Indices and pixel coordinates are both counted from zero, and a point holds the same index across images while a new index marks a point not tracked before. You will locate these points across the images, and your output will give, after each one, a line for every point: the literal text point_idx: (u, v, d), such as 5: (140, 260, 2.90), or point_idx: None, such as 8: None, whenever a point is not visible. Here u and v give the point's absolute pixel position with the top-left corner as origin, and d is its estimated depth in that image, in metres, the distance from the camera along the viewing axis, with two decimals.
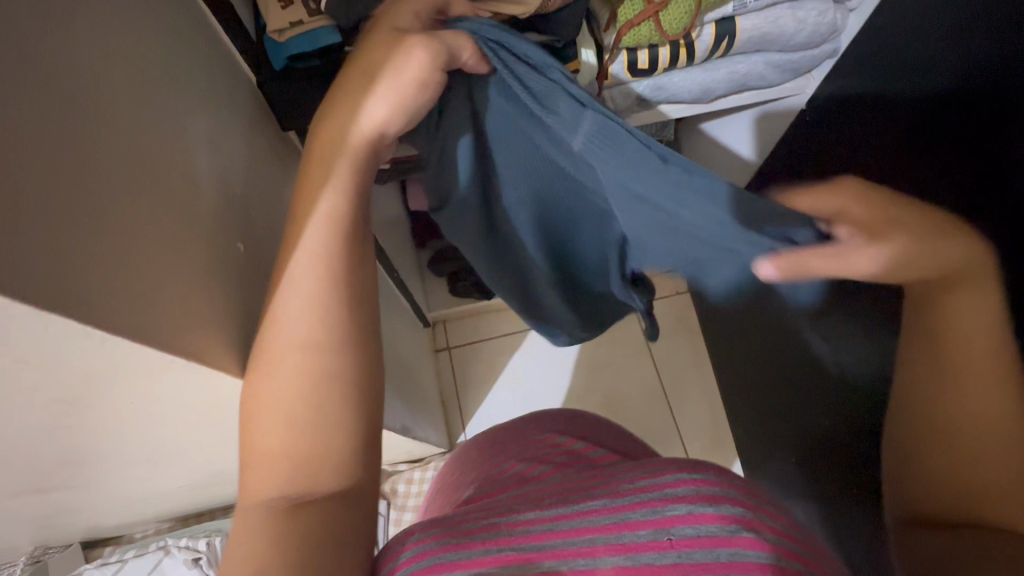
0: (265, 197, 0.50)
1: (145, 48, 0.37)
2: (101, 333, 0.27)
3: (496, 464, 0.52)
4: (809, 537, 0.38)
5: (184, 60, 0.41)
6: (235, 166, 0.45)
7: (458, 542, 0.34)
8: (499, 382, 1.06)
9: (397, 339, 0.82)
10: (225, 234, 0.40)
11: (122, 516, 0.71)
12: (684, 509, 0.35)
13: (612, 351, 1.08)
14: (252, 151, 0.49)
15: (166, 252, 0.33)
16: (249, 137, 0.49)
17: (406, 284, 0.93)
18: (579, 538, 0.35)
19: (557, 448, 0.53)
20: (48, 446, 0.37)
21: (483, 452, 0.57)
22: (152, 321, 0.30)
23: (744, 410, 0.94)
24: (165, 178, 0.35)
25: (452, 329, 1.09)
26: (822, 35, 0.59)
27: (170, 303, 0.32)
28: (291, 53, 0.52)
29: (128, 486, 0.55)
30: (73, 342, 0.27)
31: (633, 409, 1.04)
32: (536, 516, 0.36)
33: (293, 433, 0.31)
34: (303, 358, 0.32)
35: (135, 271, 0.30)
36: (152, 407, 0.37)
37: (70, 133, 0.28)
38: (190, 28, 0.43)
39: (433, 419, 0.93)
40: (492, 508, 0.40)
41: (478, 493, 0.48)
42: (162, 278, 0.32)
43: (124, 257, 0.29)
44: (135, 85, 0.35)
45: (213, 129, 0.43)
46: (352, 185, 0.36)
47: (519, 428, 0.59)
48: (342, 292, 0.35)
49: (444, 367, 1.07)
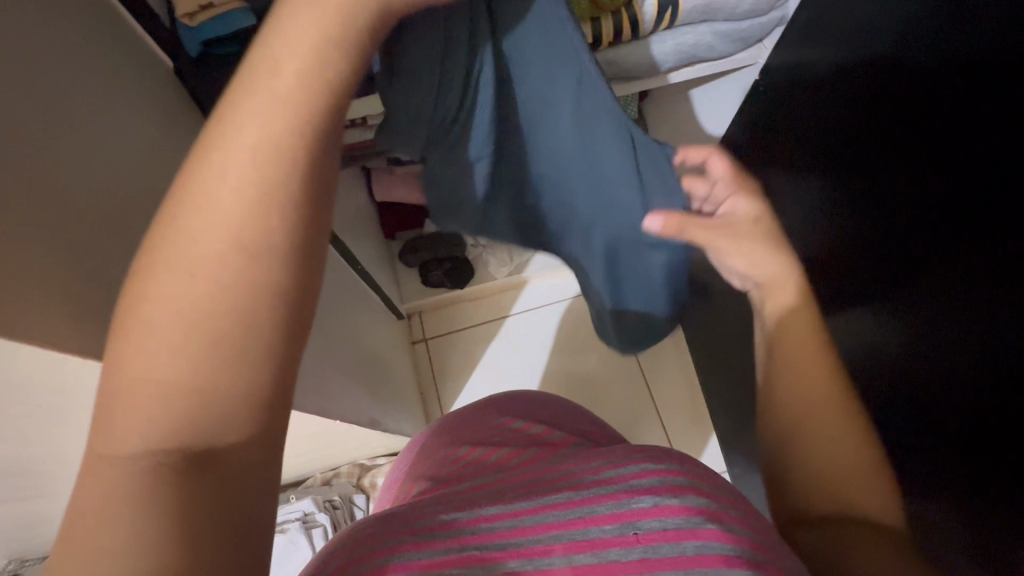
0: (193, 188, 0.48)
1: (42, 40, 0.36)
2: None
3: (453, 451, 0.52)
4: (758, 522, 0.37)
5: (78, 41, 0.39)
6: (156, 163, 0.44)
7: (417, 540, 0.33)
8: (477, 371, 1.05)
9: (365, 333, 0.81)
10: (136, 224, 0.39)
11: None
12: (650, 503, 0.35)
13: (589, 332, 1.08)
14: (175, 146, 0.48)
15: (68, 250, 0.32)
16: (170, 133, 0.48)
17: (376, 277, 0.92)
18: (543, 535, 0.34)
19: (518, 434, 0.52)
20: None
21: (439, 441, 0.56)
22: (42, 310, 0.29)
23: (720, 386, 0.95)
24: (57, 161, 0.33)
25: (429, 321, 1.08)
26: (767, 4, 0.63)
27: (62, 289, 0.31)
28: (205, 37, 0.54)
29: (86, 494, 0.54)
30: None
31: (612, 390, 1.04)
32: (500, 510, 0.36)
33: (192, 369, 0.22)
34: None
35: (15, 258, 0.28)
36: (73, 412, 0.36)
37: None
38: (86, 9, 0.42)
39: (409, 411, 0.92)
40: (454, 503, 0.38)
41: (436, 487, 0.46)
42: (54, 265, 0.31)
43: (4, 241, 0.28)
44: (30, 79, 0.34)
45: (116, 118, 0.41)
46: None
47: (477, 412, 0.59)
48: None
49: (422, 359, 1.06)
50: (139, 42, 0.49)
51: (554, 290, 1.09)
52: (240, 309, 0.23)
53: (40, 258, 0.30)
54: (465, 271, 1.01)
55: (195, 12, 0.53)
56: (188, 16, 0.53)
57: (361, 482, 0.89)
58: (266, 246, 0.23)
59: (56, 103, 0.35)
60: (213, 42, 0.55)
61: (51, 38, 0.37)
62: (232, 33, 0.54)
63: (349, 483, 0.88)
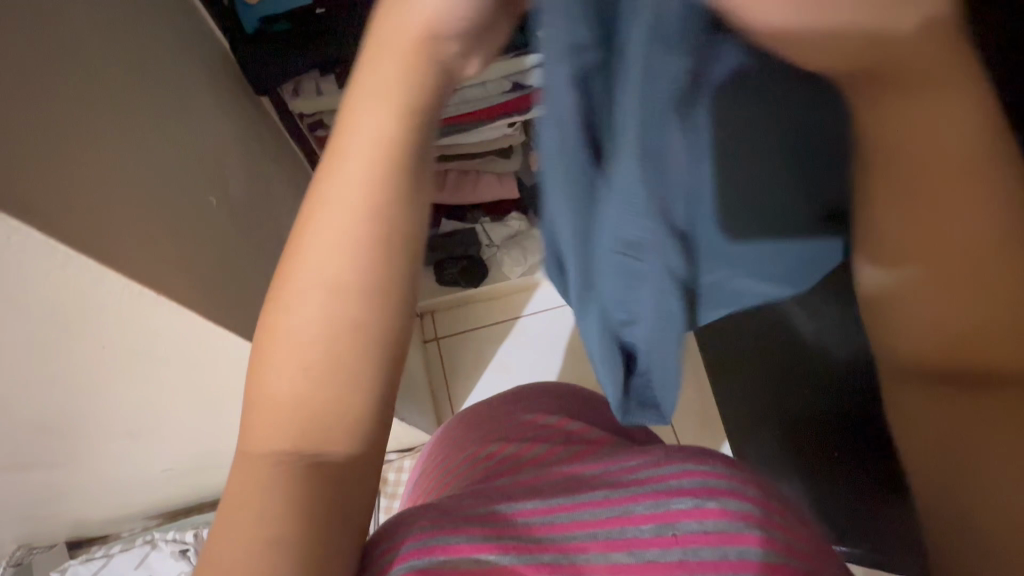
0: (221, 153, 0.48)
1: (119, 19, 0.39)
2: (64, 249, 0.29)
3: (484, 446, 0.52)
4: (805, 531, 0.36)
5: (145, 22, 0.42)
6: (206, 137, 0.46)
7: (458, 525, 0.32)
8: (490, 371, 1.06)
9: None
10: (173, 177, 0.39)
11: (106, 507, 0.71)
12: (690, 504, 0.34)
13: None
14: (226, 123, 0.50)
15: (125, 200, 0.34)
16: (222, 111, 0.50)
17: None
18: (579, 532, 0.34)
19: (553, 429, 0.52)
20: (28, 399, 0.38)
21: (468, 434, 0.57)
22: (75, 233, 0.30)
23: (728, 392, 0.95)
24: (90, 103, 0.34)
25: (441, 320, 1.09)
26: None
27: (105, 224, 0.32)
28: (264, 14, 0.53)
29: (109, 466, 0.55)
30: (22, 248, 0.28)
31: None
32: (536, 506, 0.35)
33: (292, 387, 0.27)
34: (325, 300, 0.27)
35: (39, 181, 0.28)
36: (125, 354, 0.39)
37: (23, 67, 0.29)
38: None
39: (421, 406, 0.92)
40: (484, 496, 0.39)
41: (473, 483, 0.46)
42: (84, 198, 0.31)
43: (33, 169, 0.28)
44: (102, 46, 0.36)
45: (171, 88, 0.43)
46: (394, 126, 0.27)
47: (507, 406, 0.59)
48: (384, 211, 0.27)
49: (434, 358, 1.06)
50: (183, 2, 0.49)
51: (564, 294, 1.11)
52: (341, 346, 0.27)
53: (93, 195, 0.31)
54: (480, 269, 1.03)
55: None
56: None
57: None
58: (341, 314, 0.27)
59: (121, 71, 0.37)
60: (272, 20, 0.54)
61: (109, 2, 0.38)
62: (288, 13, 0.53)
63: None
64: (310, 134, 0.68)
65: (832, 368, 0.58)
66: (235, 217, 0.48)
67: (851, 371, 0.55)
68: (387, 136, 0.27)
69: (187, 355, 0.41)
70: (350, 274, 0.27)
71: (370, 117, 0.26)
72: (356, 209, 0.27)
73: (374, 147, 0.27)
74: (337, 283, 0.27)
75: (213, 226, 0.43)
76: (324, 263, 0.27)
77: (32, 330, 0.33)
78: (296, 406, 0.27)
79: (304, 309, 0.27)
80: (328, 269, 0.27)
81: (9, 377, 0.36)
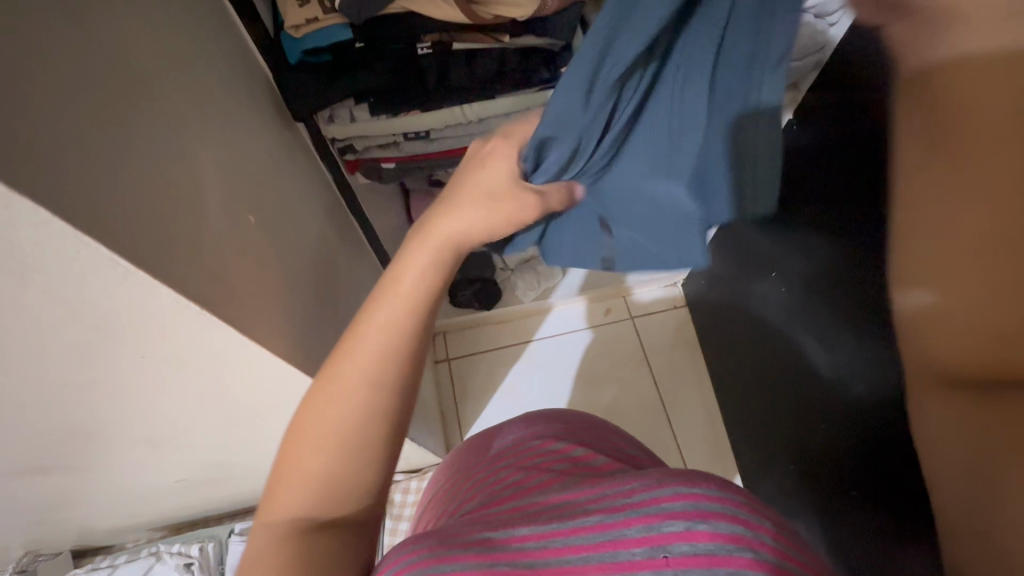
0: (261, 175, 0.50)
1: (177, 46, 0.41)
2: (123, 265, 0.30)
3: (490, 472, 0.52)
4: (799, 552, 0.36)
5: (198, 48, 0.44)
6: (245, 159, 0.47)
7: (451, 553, 0.32)
8: (499, 394, 1.06)
9: None
10: (218, 198, 0.41)
11: (115, 516, 0.71)
12: (681, 526, 0.34)
13: (610, 363, 1.09)
14: (263, 145, 0.52)
15: (177, 218, 0.35)
16: (261, 133, 0.52)
17: None
18: (572, 557, 0.34)
19: (558, 454, 0.52)
20: (59, 405, 0.39)
21: (475, 460, 0.57)
22: (140, 252, 0.31)
23: (739, 424, 0.94)
24: (155, 129, 0.36)
25: (453, 342, 1.10)
26: None
27: (160, 243, 0.33)
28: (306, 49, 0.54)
29: (123, 475, 0.55)
30: (85, 261, 0.29)
31: (633, 420, 1.04)
32: (530, 531, 0.35)
33: (324, 462, 0.35)
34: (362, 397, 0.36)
35: (109, 203, 0.30)
36: (154, 364, 0.40)
37: (94, 91, 0.31)
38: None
39: (430, 426, 0.92)
40: (484, 522, 0.39)
41: (479, 507, 0.47)
42: (148, 218, 0.33)
43: (95, 187, 0.29)
44: (161, 71, 0.38)
45: (218, 111, 0.45)
46: (430, 263, 0.40)
47: (514, 432, 0.60)
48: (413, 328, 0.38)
49: (444, 379, 1.07)
50: (234, 31, 0.51)
51: (576, 320, 1.11)
52: (363, 432, 0.36)
53: (150, 213, 0.33)
54: (495, 292, 1.04)
55: (320, 15, 0.52)
56: (295, 27, 0.53)
57: None
58: (373, 403, 0.36)
59: (176, 95, 0.39)
60: (312, 53, 0.55)
61: (170, 31, 0.40)
62: (331, 43, 0.54)
63: None
64: (340, 158, 0.70)
65: (846, 406, 0.57)
66: (268, 235, 0.49)
67: (863, 411, 0.54)
68: (424, 268, 0.40)
69: (213, 368, 0.42)
70: (380, 377, 0.37)
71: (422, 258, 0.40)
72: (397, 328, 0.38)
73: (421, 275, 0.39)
74: (371, 386, 0.36)
75: (248, 244, 0.45)
76: (366, 366, 0.37)
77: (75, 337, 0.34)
78: (319, 479, 0.35)
79: (343, 401, 0.36)
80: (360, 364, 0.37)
81: (46, 382, 0.37)
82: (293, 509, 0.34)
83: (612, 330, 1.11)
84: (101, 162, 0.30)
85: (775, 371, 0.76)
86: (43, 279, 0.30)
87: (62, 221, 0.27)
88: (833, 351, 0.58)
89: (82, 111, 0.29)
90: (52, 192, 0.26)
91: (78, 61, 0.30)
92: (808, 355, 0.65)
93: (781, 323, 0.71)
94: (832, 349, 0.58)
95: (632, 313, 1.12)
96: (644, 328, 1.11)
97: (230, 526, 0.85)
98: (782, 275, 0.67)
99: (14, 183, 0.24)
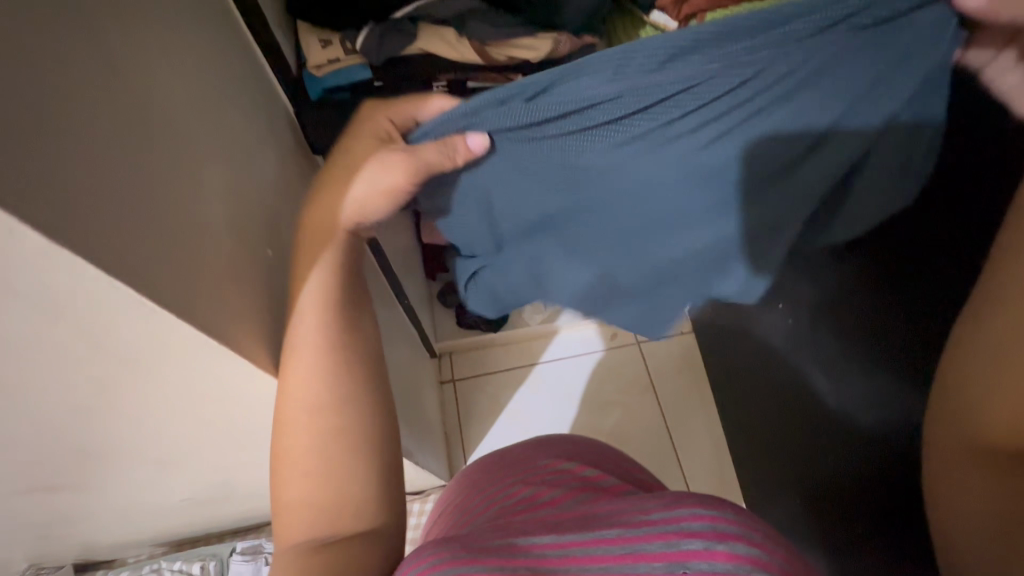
0: (275, 203, 0.51)
1: (204, 86, 0.42)
2: (148, 304, 0.31)
3: (503, 489, 0.52)
4: None
5: (225, 85, 0.46)
6: (263, 190, 0.49)
7: (473, 557, 0.33)
8: (503, 416, 1.06)
9: (404, 366, 0.84)
10: (233, 228, 0.42)
11: (119, 532, 0.72)
12: (700, 544, 0.32)
13: (616, 388, 1.08)
14: (281, 175, 0.54)
15: (199, 256, 0.36)
16: (280, 163, 0.54)
17: (416, 312, 0.95)
18: (593, 566, 0.34)
19: (571, 475, 0.52)
20: (72, 428, 0.40)
21: (488, 476, 0.57)
22: (156, 287, 0.32)
23: (745, 453, 0.94)
24: (173, 163, 0.36)
25: (459, 363, 1.10)
26: None
27: (182, 280, 0.34)
28: (326, 87, 0.59)
29: (131, 493, 0.56)
30: (112, 301, 0.30)
31: (637, 446, 1.04)
32: (551, 541, 0.36)
33: (307, 488, 0.37)
34: (308, 415, 0.38)
35: (134, 243, 0.31)
36: (166, 389, 0.40)
37: (123, 138, 0.32)
38: (214, 30, 0.45)
39: (434, 449, 0.92)
40: (503, 530, 0.39)
41: (492, 520, 0.47)
42: (163, 251, 0.33)
43: (121, 229, 0.30)
44: (186, 111, 0.39)
45: (239, 146, 0.46)
46: (326, 266, 0.43)
47: (525, 452, 0.59)
48: (327, 328, 0.40)
49: (449, 400, 1.07)
50: (259, 66, 0.53)
51: (582, 343, 1.12)
52: (329, 449, 0.37)
53: (169, 250, 0.33)
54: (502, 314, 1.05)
55: (341, 56, 0.58)
56: (317, 67, 0.58)
57: None
58: (336, 419, 0.38)
59: (199, 134, 0.40)
60: (332, 91, 0.60)
61: (197, 70, 0.42)
62: (349, 82, 0.60)
63: None
64: None
65: (853, 442, 0.57)
66: (283, 262, 0.50)
67: (866, 442, 0.53)
68: (321, 278, 0.42)
69: (224, 394, 0.43)
70: (318, 392, 0.38)
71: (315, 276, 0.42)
72: (312, 337, 0.40)
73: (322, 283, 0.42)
74: (317, 401, 0.38)
75: (264, 272, 0.46)
76: (300, 382, 0.39)
77: (93, 365, 0.35)
78: (311, 502, 0.36)
79: (298, 427, 0.38)
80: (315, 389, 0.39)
81: (62, 406, 0.37)
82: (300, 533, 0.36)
83: (618, 354, 1.11)
84: (120, 199, 0.30)
85: (781, 403, 0.75)
86: (55, 311, 0.30)
87: (78, 259, 0.27)
88: (839, 380, 0.58)
89: (110, 155, 0.30)
90: (71, 230, 0.27)
91: (109, 107, 0.31)
92: (815, 388, 0.64)
93: (788, 353, 0.71)
94: (839, 381, 0.58)
95: (638, 338, 1.12)
96: (650, 353, 1.11)
97: (232, 545, 0.85)
98: (789, 307, 0.67)
99: (32, 224, 0.25)
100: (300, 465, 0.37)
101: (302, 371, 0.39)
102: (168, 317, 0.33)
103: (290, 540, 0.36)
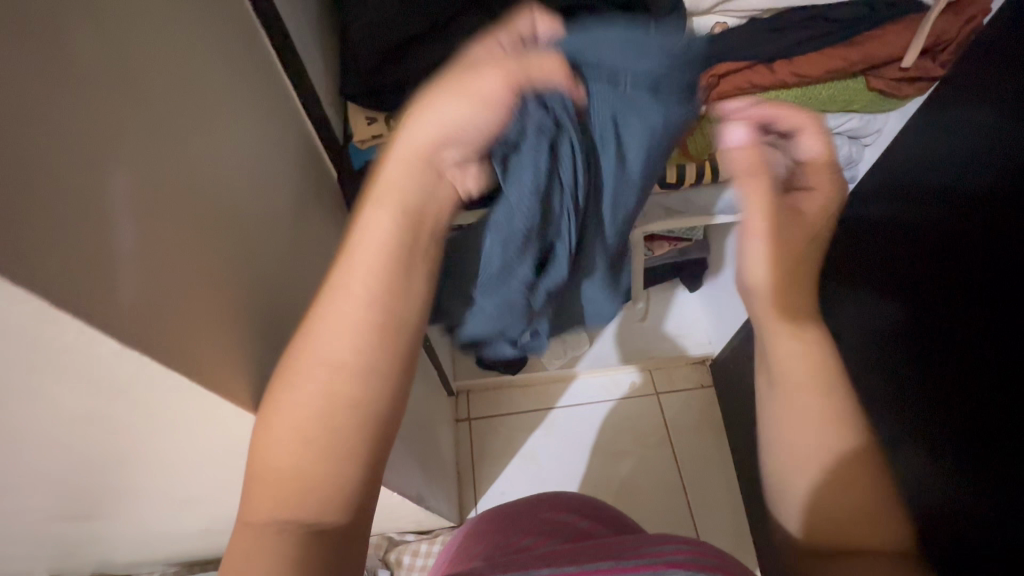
0: (320, 260, 0.52)
1: (275, 150, 0.43)
2: (210, 396, 0.29)
3: (505, 538, 0.53)
4: None
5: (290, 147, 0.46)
6: (311, 246, 0.49)
7: None
8: (517, 460, 1.05)
9: (422, 407, 0.85)
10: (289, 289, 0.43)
11: (134, 552, 0.73)
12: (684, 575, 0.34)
13: (633, 439, 1.07)
14: (323, 229, 0.55)
15: (258, 330, 0.35)
16: (324, 218, 0.55)
17: (437, 352, 0.96)
18: None
19: (569, 525, 0.54)
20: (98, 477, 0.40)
21: (491, 526, 0.57)
22: (220, 375, 0.30)
23: (765, 517, 0.91)
24: (236, 233, 0.34)
25: (475, 402, 1.11)
26: (839, 164, 0.67)
27: (241, 361, 0.33)
28: (369, 158, 0.62)
29: (149, 524, 0.57)
30: (169, 397, 0.28)
31: (650, 500, 1.02)
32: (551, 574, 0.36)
33: (299, 463, 0.30)
34: (323, 377, 0.31)
35: (207, 331, 0.29)
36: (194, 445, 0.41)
37: (205, 218, 0.30)
38: (278, 91, 0.44)
39: (446, 490, 0.92)
40: (505, 566, 0.39)
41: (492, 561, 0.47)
42: (221, 331, 0.31)
43: (198, 315, 0.28)
44: (262, 177, 0.39)
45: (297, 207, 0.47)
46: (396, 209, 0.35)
47: (526, 503, 0.60)
48: (387, 286, 0.33)
49: (463, 438, 1.07)
50: (310, 125, 0.54)
51: (600, 390, 1.11)
52: (340, 426, 0.30)
53: (239, 328, 0.33)
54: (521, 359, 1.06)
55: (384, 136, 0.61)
56: (361, 141, 0.62)
57: (387, 558, 0.87)
58: (350, 397, 0.31)
59: (269, 200, 0.40)
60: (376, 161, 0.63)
61: (272, 133, 0.42)
62: None
63: (375, 557, 0.87)
64: None
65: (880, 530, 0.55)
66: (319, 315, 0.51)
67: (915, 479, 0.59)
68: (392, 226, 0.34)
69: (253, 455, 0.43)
70: (343, 353, 0.31)
71: (380, 218, 0.34)
72: (361, 271, 0.33)
73: (397, 217, 0.35)
74: (346, 370, 0.31)
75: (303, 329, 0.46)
76: (330, 339, 0.32)
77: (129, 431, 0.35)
78: (317, 486, 0.30)
79: (308, 384, 0.31)
80: (347, 347, 0.32)
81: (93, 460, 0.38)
82: (268, 518, 0.29)
83: (637, 405, 1.10)
84: (169, 271, 0.26)
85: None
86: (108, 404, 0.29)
87: (123, 344, 0.23)
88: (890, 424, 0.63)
89: (198, 240, 0.29)
90: (114, 313, 0.23)
91: (195, 188, 0.30)
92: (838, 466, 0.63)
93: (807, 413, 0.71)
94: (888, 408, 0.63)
95: (658, 389, 1.11)
96: (669, 405, 1.10)
97: None
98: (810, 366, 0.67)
99: (114, 333, 0.23)
100: (291, 428, 0.30)
101: (333, 317, 0.32)
102: (229, 406, 0.31)
103: (252, 528, 0.29)
